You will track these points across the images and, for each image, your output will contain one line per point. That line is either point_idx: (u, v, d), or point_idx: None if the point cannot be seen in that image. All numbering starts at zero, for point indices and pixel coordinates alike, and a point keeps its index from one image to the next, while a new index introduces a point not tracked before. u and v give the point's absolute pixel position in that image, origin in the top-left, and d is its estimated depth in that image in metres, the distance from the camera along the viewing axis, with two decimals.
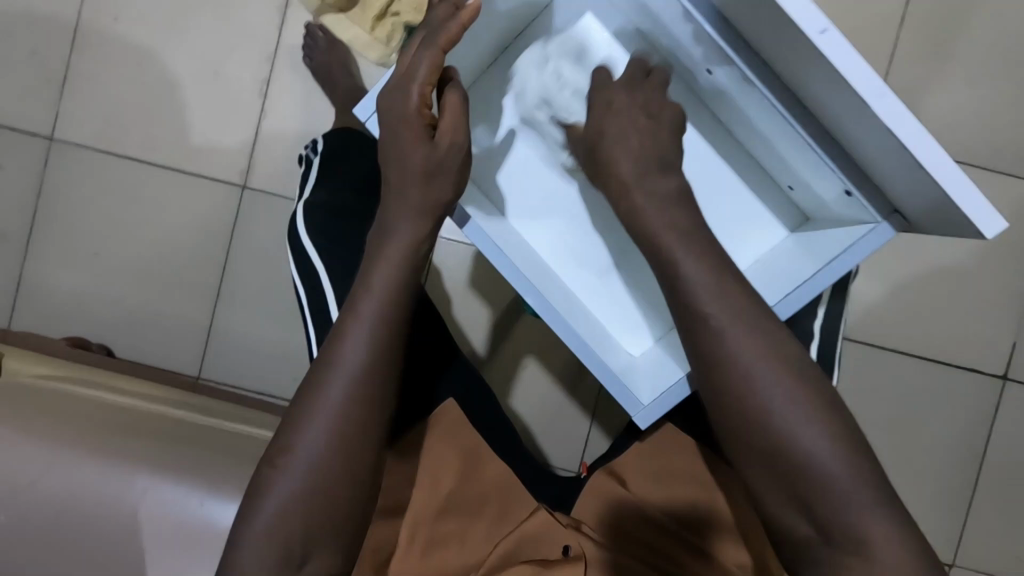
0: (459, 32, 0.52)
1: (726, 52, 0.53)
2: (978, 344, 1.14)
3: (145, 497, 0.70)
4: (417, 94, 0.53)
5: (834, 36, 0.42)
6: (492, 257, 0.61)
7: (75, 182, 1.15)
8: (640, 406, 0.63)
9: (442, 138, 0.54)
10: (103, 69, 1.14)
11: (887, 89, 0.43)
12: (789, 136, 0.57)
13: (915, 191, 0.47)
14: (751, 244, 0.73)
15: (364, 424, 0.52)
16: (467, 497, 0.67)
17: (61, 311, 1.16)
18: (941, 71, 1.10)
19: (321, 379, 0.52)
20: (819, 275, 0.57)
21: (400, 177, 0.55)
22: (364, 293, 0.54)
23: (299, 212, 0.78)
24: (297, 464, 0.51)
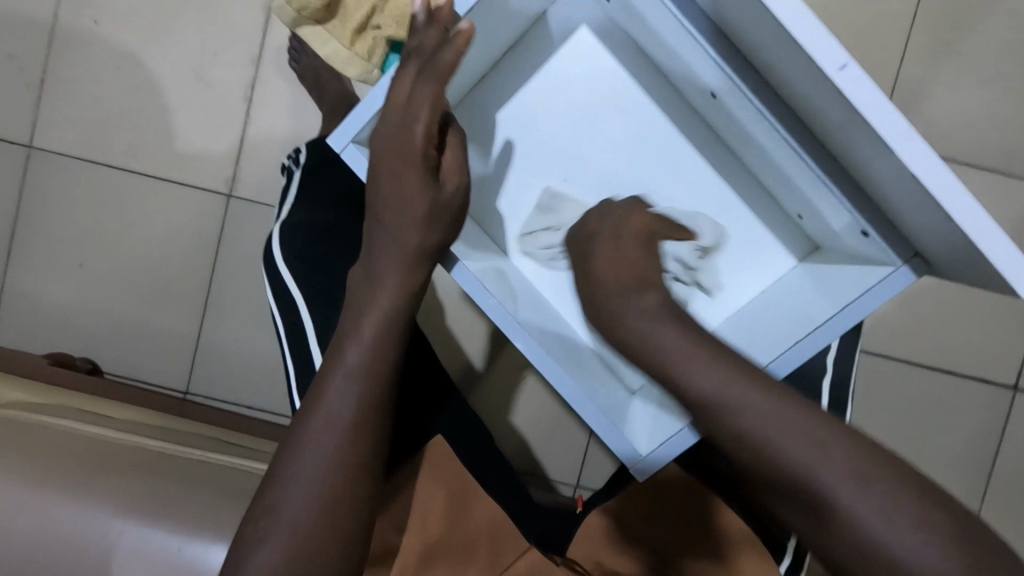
0: (458, 59, 0.51)
1: (739, 87, 0.52)
2: (988, 354, 1.10)
3: (121, 538, 0.68)
4: (422, 134, 0.51)
5: (854, 70, 0.40)
6: (478, 299, 0.59)
7: (56, 191, 1.11)
8: (638, 458, 0.61)
9: (447, 182, 0.54)
10: (80, 72, 1.09)
11: (912, 131, 0.41)
12: (796, 167, 0.56)
13: (939, 235, 0.46)
14: (756, 275, 0.70)
15: (357, 470, 0.51)
16: (457, 538, 0.64)
17: (42, 325, 1.12)
18: (955, 69, 1.05)
19: (307, 426, 0.51)
20: (827, 326, 0.55)
21: (405, 222, 0.53)
22: (349, 341, 0.53)
23: (276, 235, 0.75)
24: (284, 514, 0.48)
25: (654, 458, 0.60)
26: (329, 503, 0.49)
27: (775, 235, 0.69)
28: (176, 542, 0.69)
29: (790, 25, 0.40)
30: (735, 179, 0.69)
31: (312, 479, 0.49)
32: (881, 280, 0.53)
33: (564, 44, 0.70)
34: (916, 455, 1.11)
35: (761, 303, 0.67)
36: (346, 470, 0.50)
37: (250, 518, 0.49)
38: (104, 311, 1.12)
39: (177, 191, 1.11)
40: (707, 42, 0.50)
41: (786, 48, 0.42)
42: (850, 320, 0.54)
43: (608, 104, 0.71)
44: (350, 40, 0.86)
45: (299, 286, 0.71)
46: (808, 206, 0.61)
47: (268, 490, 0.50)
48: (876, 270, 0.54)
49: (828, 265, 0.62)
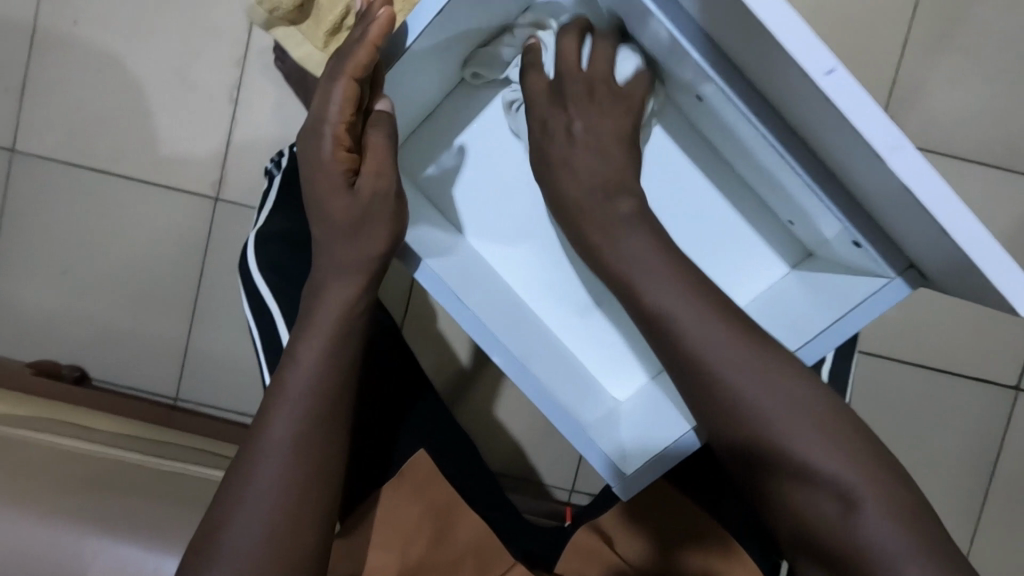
0: (367, 55, 0.49)
1: (725, 92, 0.50)
2: (989, 354, 1.08)
3: (100, 558, 0.67)
4: (331, 137, 0.51)
5: (842, 76, 0.38)
6: (446, 304, 0.58)
7: (39, 197, 1.09)
8: (621, 476, 0.59)
9: (362, 187, 0.52)
10: (62, 76, 1.07)
11: (904, 140, 0.39)
12: (785, 174, 0.54)
13: (934, 250, 0.44)
14: (749, 282, 0.68)
15: (303, 497, 0.50)
16: (440, 559, 0.64)
17: (27, 333, 1.10)
18: (956, 64, 1.02)
19: (250, 459, 0.50)
20: (829, 332, 0.54)
21: (335, 226, 0.53)
22: (290, 369, 0.52)
23: (251, 243, 0.73)
24: (224, 552, 0.47)
25: (639, 477, 0.58)
26: (278, 535, 0.48)
27: (767, 241, 0.67)
28: (156, 560, 0.68)
29: (778, 32, 0.37)
30: (726, 181, 0.67)
31: (256, 511, 0.48)
32: (875, 293, 0.52)
33: None
34: (915, 458, 1.09)
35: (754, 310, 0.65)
36: (292, 498, 0.49)
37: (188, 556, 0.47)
38: (89, 318, 1.10)
39: (161, 195, 1.09)
40: (692, 45, 0.48)
41: (771, 52, 0.40)
42: (860, 321, 0.53)
43: None
44: (323, 42, 0.85)
45: (275, 296, 0.69)
46: (797, 213, 0.59)
47: (208, 527, 0.49)
48: (871, 282, 0.53)
49: (820, 273, 0.60)
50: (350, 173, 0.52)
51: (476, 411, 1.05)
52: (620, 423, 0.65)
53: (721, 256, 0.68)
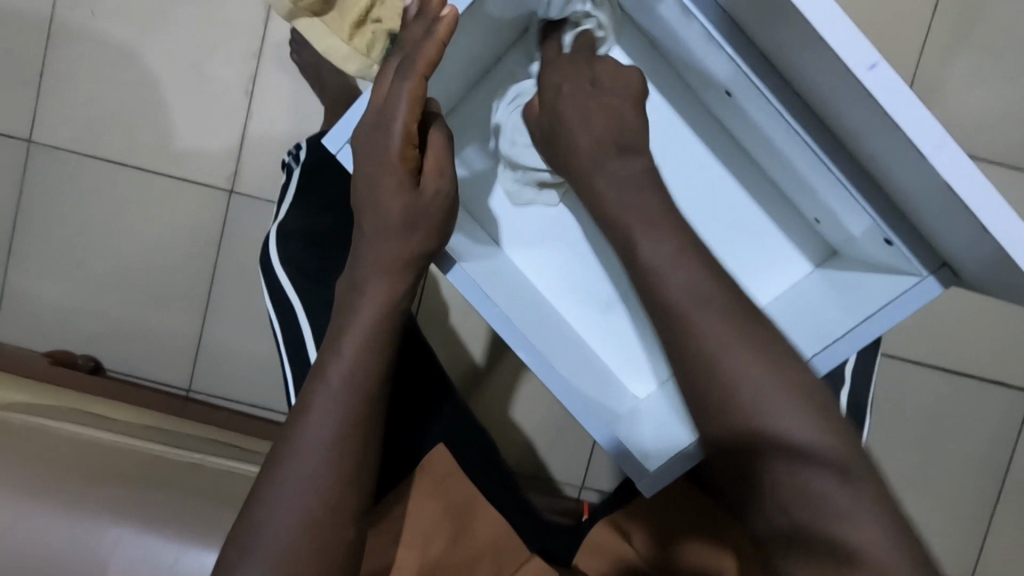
0: (438, 50, 0.49)
1: (755, 86, 0.49)
2: (1006, 357, 1.07)
3: (119, 549, 0.68)
4: (400, 134, 0.50)
5: (884, 71, 0.38)
6: (476, 304, 0.57)
7: (56, 187, 1.09)
8: (645, 474, 0.58)
9: (427, 187, 0.52)
10: (80, 67, 1.07)
11: (948, 139, 0.39)
12: (814, 171, 0.54)
13: (972, 249, 0.44)
14: (772, 279, 0.67)
15: (341, 490, 0.50)
16: (460, 557, 0.64)
17: (43, 323, 1.11)
18: (977, 62, 1.01)
19: (289, 451, 0.50)
20: (852, 335, 0.54)
21: (394, 226, 0.53)
22: (330, 363, 0.53)
23: (271, 239, 0.73)
24: (262, 542, 0.47)
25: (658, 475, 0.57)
26: (314, 527, 0.49)
27: (790, 238, 0.67)
28: (176, 552, 0.69)
29: (820, 28, 0.37)
30: (752, 179, 0.67)
31: (294, 503, 0.49)
32: (904, 293, 0.52)
33: None
34: (927, 460, 1.09)
35: (776, 311, 0.64)
36: (330, 491, 0.50)
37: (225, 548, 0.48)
38: (104, 309, 1.11)
39: (177, 188, 1.09)
40: (723, 40, 0.48)
41: (806, 44, 0.40)
42: (876, 327, 0.53)
43: None
44: (348, 34, 0.85)
45: (296, 291, 0.69)
46: (825, 210, 0.58)
47: (246, 518, 0.49)
48: (899, 280, 0.53)
49: (846, 271, 0.60)
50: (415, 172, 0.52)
51: (488, 406, 1.05)
52: (643, 422, 0.63)
53: (749, 252, 0.68)
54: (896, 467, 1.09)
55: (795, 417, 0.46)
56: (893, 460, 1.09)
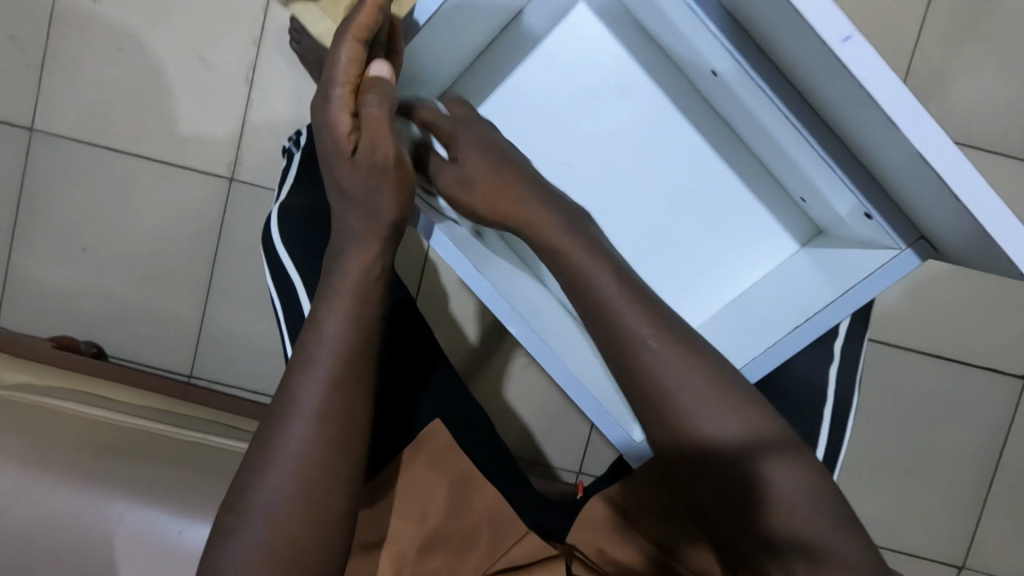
0: (367, 19, 0.51)
1: (743, 67, 0.50)
2: (999, 344, 1.08)
3: (123, 521, 0.69)
4: (338, 99, 0.52)
5: (860, 43, 0.39)
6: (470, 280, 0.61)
7: (60, 173, 1.10)
8: (631, 444, 0.65)
9: (364, 154, 0.53)
10: (83, 55, 1.08)
11: (921, 110, 0.40)
12: (797, 147, 0.55)
13: (943, 217, 0.45)
14: (747, 274, 0.69)
15: (327, 461, 0.52)
16: (458, 528, 0.65)
17: (48, 308, 1.12)
18: (972, 50, 1.02)
19: (274, 427, 0.52)
20: (837, 304, 0.55)
21: (350, 194, 0.55)
22: (313, 340, 0.54)
23: (274, 216, 0.74)
24: (257, 511, 0.50)
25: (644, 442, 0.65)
26: (305, 495, 0.50)
27: (778, 217, 0.68)
28: (179, 524, 0.71)
29: (804, 6, 0.38)
30: (738, 162, 0.68)
31: (280, 474, 0.50)
32: (884, 266, 0.53)
33: (563, 18, 0.68)
34: (921, 444, 1.10)
35: (763, 293, 0.65)
36: (315, 462, 0.51)
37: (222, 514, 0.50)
38: (107, 295, 1.12)
39: (179, 174, 1.10)
40: (709, 17, 0.49)
41: (794, 25, 0.41)
42: (805, 337, 0.57)
43: (608, 83, 0.69)
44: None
45: (297, 268, 0.70)
46: (810, 189, 0.60)
47: (239, 485, 0.51)
48: (880, 255, 0.54)
49: (833, 249, 0.60)
50: (354, 137, 0.53)
51: (485, 389, 1.06)
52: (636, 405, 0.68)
53: (687, 258, 0.70)
54: (890, 452, 1.10)
55: (722, 421, 0.50)
56: (887, 444, 1.10)
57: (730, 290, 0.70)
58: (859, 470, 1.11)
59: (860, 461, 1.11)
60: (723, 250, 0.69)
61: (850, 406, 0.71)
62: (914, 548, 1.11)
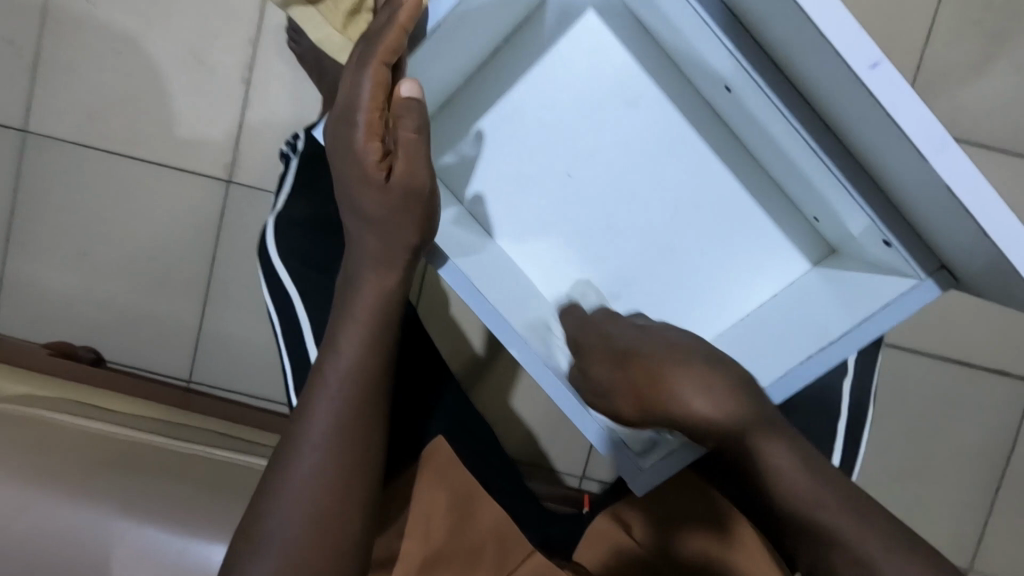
0: (398, 35, 0.49)
1: (756, 84, 0.49)
2: (1009, 347, 1.07)
3: (119, 540, 0.68)
4: (365, 126, 0.50)
5: (885, 70, 0.37)
6: (470, 301, 0.56)
7: (55, 176, 1.08)
8: (638, 473, 0.57)
9: (395, 182, 0.51)
10: (77, 56, 1.06)
11: (947, 139, 0.39)
12: (812, 169, 0.53)
13: (966, 248, 0.43)
14: (751, 291, 0.67)
15: (347, 482, 0.52)
16: (464, 544, 0.64)
17: (45, 314, 1.11)
18: (986, 48, 1.00)
19: (291, 449, 0.52)
20: (852, 334, 0.53)
21: (373, 221, 0.54)
22: (329, 359, 0.54)
23: (270, 227, 0.72)
24: (272, 538, 0.49)
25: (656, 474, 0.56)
26: (323, 519, 0.50)
27: (789, 236, 0.66)
28: (176, 542, 0.69)
29: (826, 30, 0.37)
30: (748, 177, 0.66)
31: (296, 499, 0.50)
32: (901, 294, 0.51)
33: (570, 27, 0.66)
34: (931, 448, 1.09)
35: (772, 313, 0.64)
36: (334, 484, 0.51)
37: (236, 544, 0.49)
38: (105, 300, 1.11)
39: (176, 177, 1.08)
40: (722, 32, 0.47)
41: (813, 46, 0.39)
42: (815, 370, 0.53)
43: (612, 95, 0.67)
44: (343, 24, 0.77)
45: (295, 282, 0.69)
46: (824, 209, 0.58)
47: (251, 513, 0.51)
48: (897, 282, 0.52)
49: (846, 272, 0.59)
50: (383, 165, 0.51)
51: (489, 395, 1.05)
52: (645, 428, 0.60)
53: (695, 275, 0.68)
54: (898, 457, 1.09)
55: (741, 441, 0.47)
56: (896, 448, 1.09)
57: (735, 310, 0.68)
58: (867, 475, 1.10)
59: (868, 466, 1.10)
60: (732, 268, 0.67)
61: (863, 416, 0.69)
62: None
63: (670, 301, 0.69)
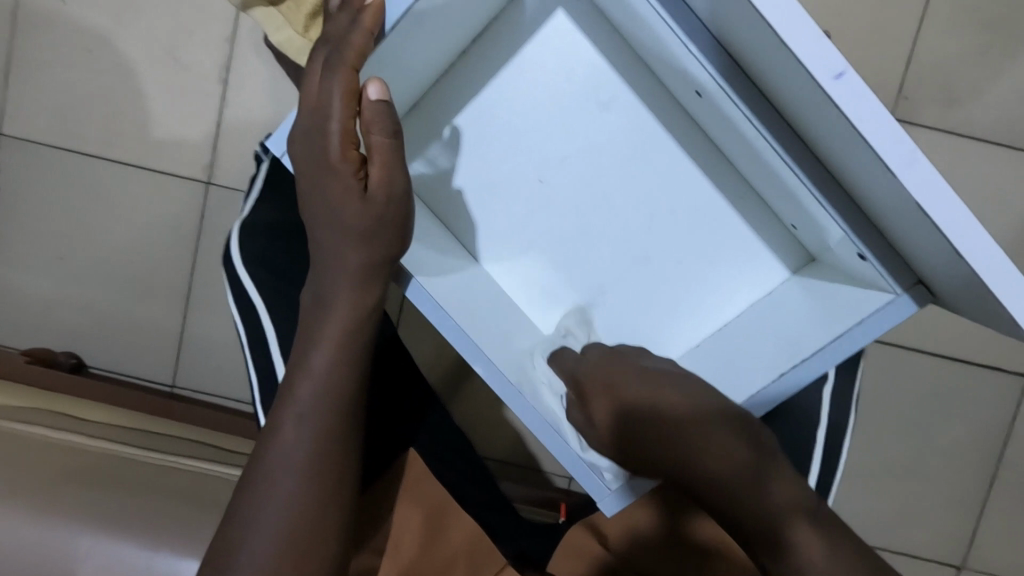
0: (366, 40, 0.49)
1: (728, 92, 0.48)
2: (1001, 342, 1.05)
3: (87, 556, 0.68)
4: (336, 136, 0.49)
5: (852, 80, 0.36)
6: (433, 319, 0.54)
7: (32, 180, 1.06)
8: (606, 491, 0.56)
9: (374, 190, 0.50)
10: (50, 55, 1.04)
11: (917, 152, 0.37)
12: (786, 178, 0.52)
13: (942, 266, 0.41)
14: (728, 301, 0.66)
15: (323, 505, 0.51)
16: (435, 558, 0.65)
17: (25, 319, 1.09)
18: (979, 35, 0.97)
19: (262, 473, 0.50)
20: (825, 353, 0.52)
21: (348, 235, 0.51)
22: (301, 379, 0.52)
23: (234, 235, 0.70)
24: (244, 566, 0.48)
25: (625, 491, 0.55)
26: (296, 542, 0.50)
27: (768, 243, 0.64)
28: (145, 557, 0.69)
29: (790, 39, 0.35)
30: (726, 181, 0.64)
31: (270, 522, 0.49)
32: (879, 311, 0.50)
33: (539, 27, 0.64)
34: (922, 446, 1.07)
35: (749, 322, 0.62)
36: (311, 507, 0.50)
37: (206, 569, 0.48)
38: (85, 305, 1.09)
39: (154, 179, 1.06)
40: (688, 36, 0.46)
41: (778, 57, 0.37)
42: (788, 388, 0.54)
43: (585, 98, 0.65)
44: (304, 26, 0.82)
45: (261, 293, 0.67)
46: (803, 218, 0.56)
47: (221, 539, 0.50)
48: (874, 297, 0.51)
49: (826, 282, 0.57)
50: (360, 174, 0.50)
51: (474, 397, 1.03)
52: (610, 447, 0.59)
53: (676, 282, 0.66)
54: (890, 455, 1.08)
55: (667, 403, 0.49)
56: (886, 445, 1.08)
57: (711, 320, 0.66)
58: (857, 474, 1.08)
59: (858, 464, 1.08)
60: (712, 279, 0.66)
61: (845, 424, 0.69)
62: (913, 551, 1.09)
63: (660, 309, 0.67)
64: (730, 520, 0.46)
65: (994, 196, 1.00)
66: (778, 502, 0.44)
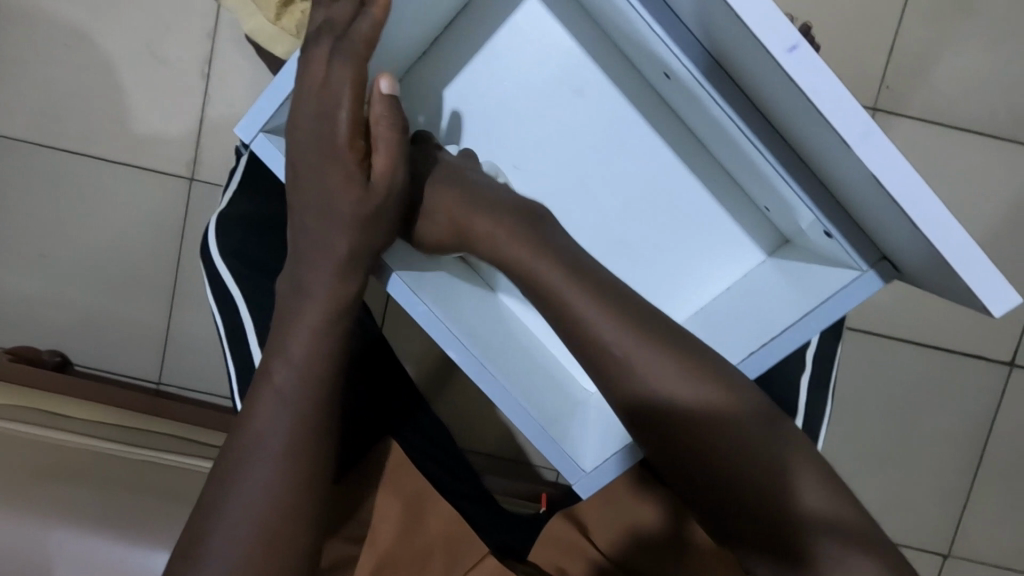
0: (374, 30, 0.48)
1: (692, 72, 0.48)
2: (984, 331, 1.06)
3: (63, 551, 0.69)
4: (344, 125, 0.49)
5: (805, 53, 0.36)
6: (408, 307, 0.55)
7: (12, 176, 1.05)
8: (581, 474, 0.56)
9: (377, 180, 0.51)
10: (29, 51, 1.03)
11: (873, 125, 0.37)
12: (755, 159, 0.52)
13: (903, 241, 0.42)
14: (706, 285, 0.66)
15: (297, 492, 0.51)
16: (413, 546, 0.65)
17: (7, 317, 1.08)
18: (959, 25, 0.98)
19: (236, 460, 0.50)
20: (795, 329, 0.52)
21: (331, 217, 0.51)
22: (276, 366, 0.52)
23: (211, 226, 0.69)
24: (214, 553, 0.48)
25: (597, 474, 0.56)
26: (270, 529, 0.49)
27: (744, 227, 0.65)
28: (123, 550, 0.70)
29: (744, 12, 0.35)
30: (701, 166, 0.64)
31: (244, 508, 0.49)
32: (845, 287, 0.50)
33: (515, 13, 0.64)
34: (907, 435, 1.08)
35: (725, 305, 0.62)
36: (285, 494, 0.50)
37: (179, 557, 0.48)
38: (68, 303, 1.08)
39: (136, 175, 1.06)
40: (651, 16, 0.47)
41: (738, 34, 0.37)
42: (761, 364, 0.53)
43: (559, 84, 0.65)
44: (276, 13, 0.81)
45: (239, 284, 0.67)
46: (774, 201, 0.56)
47: (194, 527, 0.49)
48: (841, 275, 0.51)
49: (797, 263, 0.58)
50: (363, 164, 0.51)
51: (460, 391, 1.03)
52: (584, 431, 0.60)
53: (651, 267, 0.66)
54: (874, 444, 1.08)
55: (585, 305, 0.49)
56: (871, 435, 1.08)
57: (690, 303, 0.66)
58: (843, 463, 1.09)
59: (843, 454, 1.09)
60: (690, 264, 0.66)
61: (825, 411, 0.70)
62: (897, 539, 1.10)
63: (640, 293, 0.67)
64: (736, 502, 0.46)
65: (975, 185, 1.00)
66: (802, 498, 0.45)
